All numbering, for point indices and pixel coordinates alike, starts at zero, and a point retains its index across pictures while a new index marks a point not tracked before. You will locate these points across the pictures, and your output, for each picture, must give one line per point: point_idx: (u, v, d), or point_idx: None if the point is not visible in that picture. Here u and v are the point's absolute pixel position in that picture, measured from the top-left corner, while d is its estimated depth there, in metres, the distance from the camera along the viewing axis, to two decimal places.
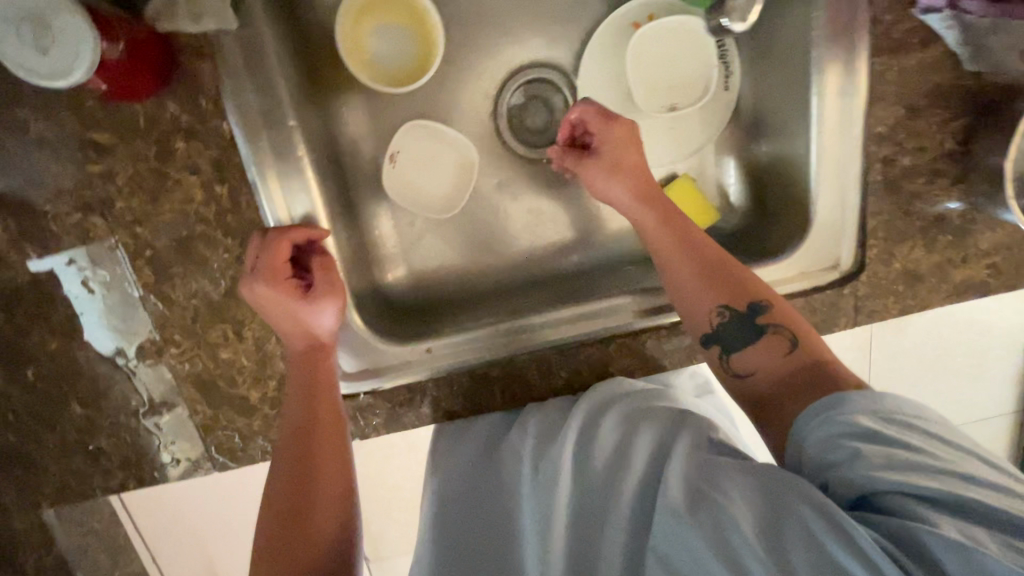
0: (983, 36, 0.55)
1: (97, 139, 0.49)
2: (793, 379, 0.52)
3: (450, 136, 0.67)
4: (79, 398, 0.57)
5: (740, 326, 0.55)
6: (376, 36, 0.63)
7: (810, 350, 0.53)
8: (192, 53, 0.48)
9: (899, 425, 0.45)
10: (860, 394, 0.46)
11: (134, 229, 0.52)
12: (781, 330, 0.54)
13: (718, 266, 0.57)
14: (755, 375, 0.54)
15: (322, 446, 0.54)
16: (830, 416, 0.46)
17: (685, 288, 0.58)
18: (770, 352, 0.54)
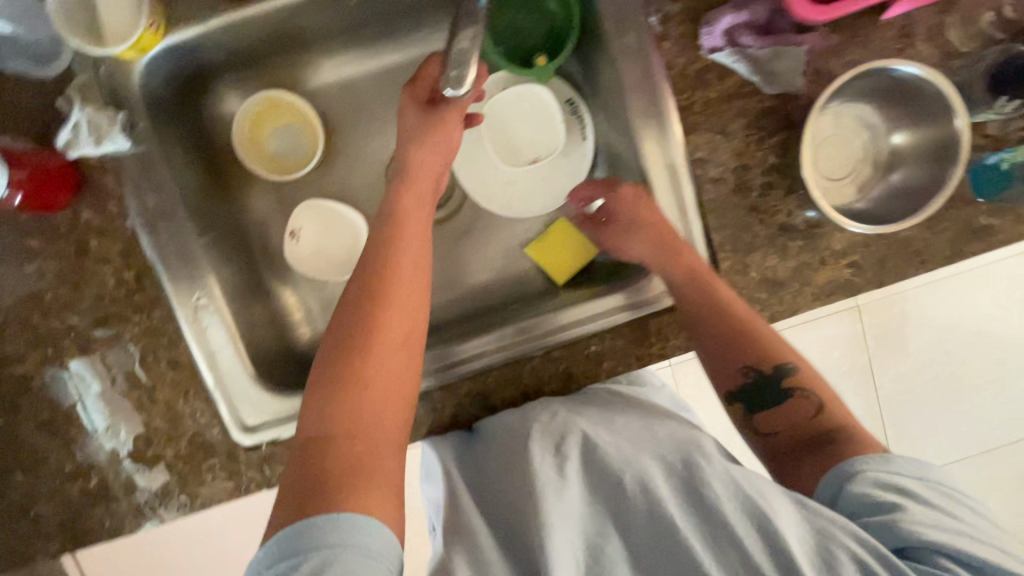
0: (767, 64, 0.62)
1: (30, 245, 0.62)
2: (812, 436, 0.58)
3: (341, 211, 0.76)
4: (22, 468, 0.66)
5: (765, 387, 0.62)
6: (274, 137, 0.75)
7: (831, 415, 0.59)
8: (97, 169, 0.61)
9: (932, 491, 0.51)
10: (886, 463, 0.53)
11: (61, 314, 0.63)
12: (808, 394, 0.60)
13: (740, 332, 0.62)
14: (779, 434, 0.61)
15: (384, 356, 0.53)
16: (867, 478, 0.52)
17: (712, 350, 0.63)
18: (796, 413, 0.60)
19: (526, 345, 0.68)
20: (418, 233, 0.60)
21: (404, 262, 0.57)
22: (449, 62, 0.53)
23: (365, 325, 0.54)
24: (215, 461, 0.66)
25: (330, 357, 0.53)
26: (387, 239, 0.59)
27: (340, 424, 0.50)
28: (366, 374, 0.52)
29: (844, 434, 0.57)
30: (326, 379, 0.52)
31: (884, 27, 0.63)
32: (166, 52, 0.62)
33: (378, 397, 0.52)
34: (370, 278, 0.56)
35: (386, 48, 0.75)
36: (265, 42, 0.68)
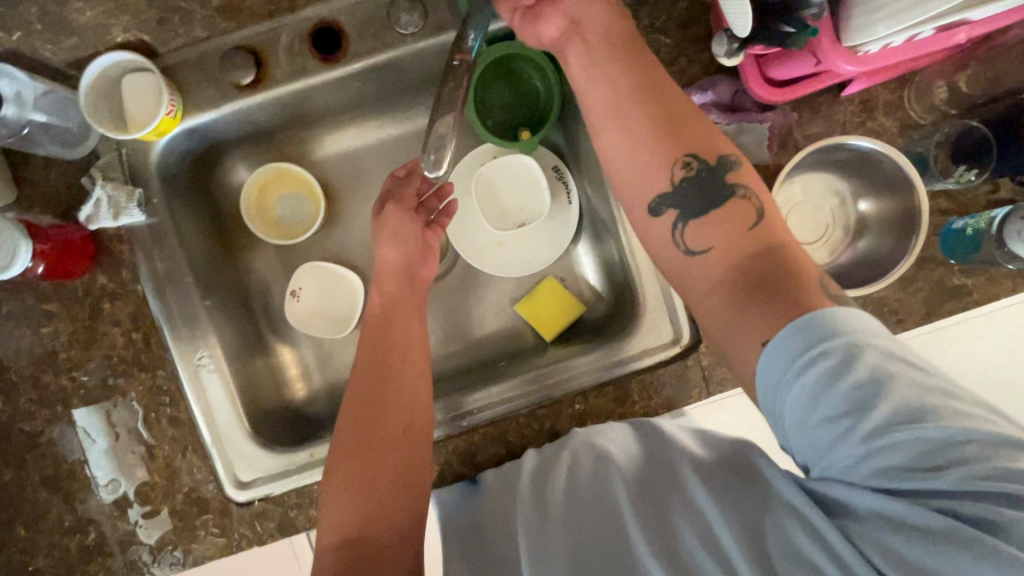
0: (734, 138, 0.66)
1: (48, 309, 0.67)
2: (759, 270, 0.46)
3: (339, 271, 0.81)
4: (23, 523, 0.68)
5: (704, 176, 0.50)
6: (280, 203, 0.80)
7: (772, 227, 0.48)
8: (113, 240, 0.67)
9: (900, 369, 0.39)
10: (835, 316, 0.41)
11: (72, 373, 0.67)
12: (747, 198, 0.49)
13: (680, 116, 0.52)
14: (713, 249, 0.48)
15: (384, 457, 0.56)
16: (802, 357, 0.40)
17: (642, 147, 0.51)
18: (733, 225, 0.48)
19: (509, 407, 0.71)
20: (402, 324, 0.67)
21: (395, 356, 0.63)
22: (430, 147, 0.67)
23: (365, 428, 0.57)
24: (208, 517, 0.68)
25: (341, 452, 0.57)
26: (384, 342, 0.64)
27: (358, 520, 0.53)
28: (373, 470, 0.55)
29: (797, 256, 0.46)
30: (335, 478, 0.56)
31: (844, 102, 0.68)
32: (185, 133, 0.69)
33: (382, 488, 0.55)
34: (365, 379, 0.61)
35: (384, 120, 0.81)
36: (271, 120, 0.75)
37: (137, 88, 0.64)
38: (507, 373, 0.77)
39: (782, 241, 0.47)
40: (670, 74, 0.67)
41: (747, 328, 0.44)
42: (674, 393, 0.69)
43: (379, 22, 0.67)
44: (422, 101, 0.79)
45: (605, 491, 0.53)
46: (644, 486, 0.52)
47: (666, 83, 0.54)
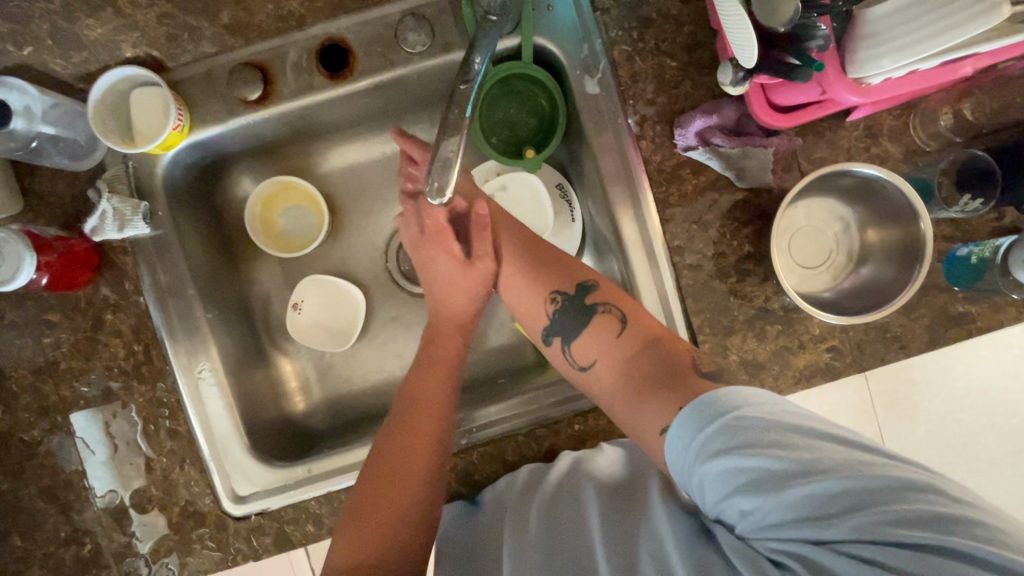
0: (739, 162, 0.66)
1: (50, 318, 0.67)
2: (641, 368, 0.55)
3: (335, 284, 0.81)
4: (19, 532, 0.68)
5: (574, 309, 0.61)
6: (283, 216, 0.81)
7: (634, 329, 0.58)
8: (117, 252, 0.67)
9: (793, 435, 0.43)
10: (732, 399, 0.46)
11: (73, 384, 0.68)
12: (611, 309, 0.59)
13: (539, 257, 0.65)
14: (597, 363, 0.58)
15: (403, 483, 0.60)
16: (702, 433, 0.45)
17: (522, 294, 0.64)
18: (603, 334, 0.58)
19: (506, 426, 0.70)
20: (444, 346, 0.68)
21: (430, 382, 0.65)
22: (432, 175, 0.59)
23: (386, 458, 0.61)
24: (204, 531, 0.68)
25: (368, 473, 0.61)
26: (415, 380, 0.65)
27: (364, 541, 0.57)
28: (392, 501, 0.59)
29: (664, 347, 0.55)
30: (355, 507, 0.59)
31: (848, 128, 0.68)
32: (191, 146, 0.69)
33: (394, 514, 0.58)
34: (391, 418, 0.64)
35: (390, 135, 0.81)
36: (278, 135, 0.75)
37: (145, 102, 0.65)
38: (508, 392, 0.76)
39: (650, 334, 0.57)
40: (675, 98, 0.68)
41: (647, 417, 0.51)
42: None
43: (386, 41, 0.68)
44: (428, 118, 0.80)
45: (574, 519, 0.57)
46: (620, 518, 0.55)
47: (543, 246, 0.66)
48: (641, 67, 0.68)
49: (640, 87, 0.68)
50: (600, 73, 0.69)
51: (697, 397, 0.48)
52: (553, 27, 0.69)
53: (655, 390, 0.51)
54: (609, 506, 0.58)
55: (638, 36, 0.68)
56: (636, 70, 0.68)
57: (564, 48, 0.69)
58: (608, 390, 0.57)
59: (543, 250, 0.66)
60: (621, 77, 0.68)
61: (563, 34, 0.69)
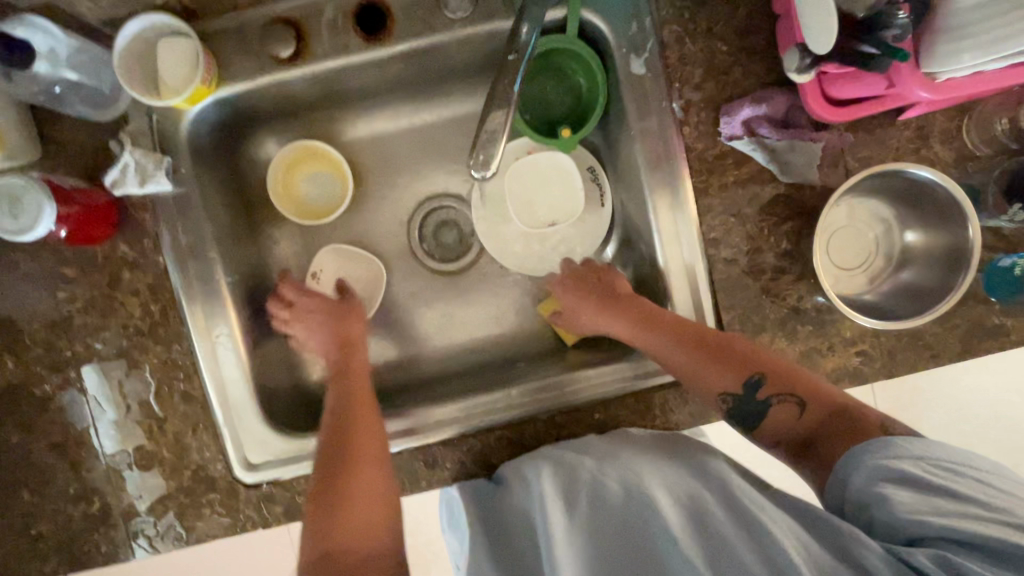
0: (783, 155, 0.64)
1: (66, 272, 0.65)
2: (832, 447, 0.56)
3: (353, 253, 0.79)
4: (28, 486, 0.67)
5: (746, 401, 0.62)
6: (306, 183, 0.78)
7: (815, 408, 0.59)
8: (138, 208, 0.65)
9: (942, 471, 0.49)
10: (915, 442, 0.51)
11: (87, 340, 0.66)
12: (785, 397, 0.60)
13: (715, 347, 0.63)
14: (779, 444, 0.61)
15: (358, 478, 0.62)
16: (868, 460, 0.51)
17: (698, 372, 0.63)
18: (786, 419, 0.60)
19: (525, 410, 0.70)
20: (360, 352, 0.75)
21: (355, 376, 0.71)
22: (478, 147, 0.56)
23: (343, 467, 0.62)
24: (215, 496, 0.67)
25: (321, 470, 0.63)
26: (354, 392, 0.69)
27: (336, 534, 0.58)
28: (347, 514, 0.59)
29: (843, 419, 0.56)
30: (313, 523, 0.60)
31: (900, 127, 0.65)
32: (217, 102, 0.66)
33: (352, 526, 0.59)
34: (338, 427, 0.65)
35: (419, 108, 0.79)
36: (306, 98, 0.72)
37: (172, 52, 0.62)
38: (526, 375, 0.75)
39: (833, 406, 0.58)
40: (724, 84, 0.65)
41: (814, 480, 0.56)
42: (695, 411, 0.67)
43: (428, 6, 0.65)
44: (461, 91, 0.77)
45: (642, 509, 0.54)
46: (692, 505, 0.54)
47: (689, 326, 0.65)
48: (691, 49, 0.65)
49: (688, 71, 0.65)
50: (647, 53, 0.66)
51: (866, 441, 0.53)
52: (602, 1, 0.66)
53: (844, 440, 0.55)
54: (680, 488, 0.56)
55: (690, 16, 0.65)
56: (685, 52, 0.65)
57: (611, 25, 0.66)
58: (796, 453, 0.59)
59: (685, 324, 0.66)
60: (669, 58, 0.65)
61: (612, 10, 0.66)
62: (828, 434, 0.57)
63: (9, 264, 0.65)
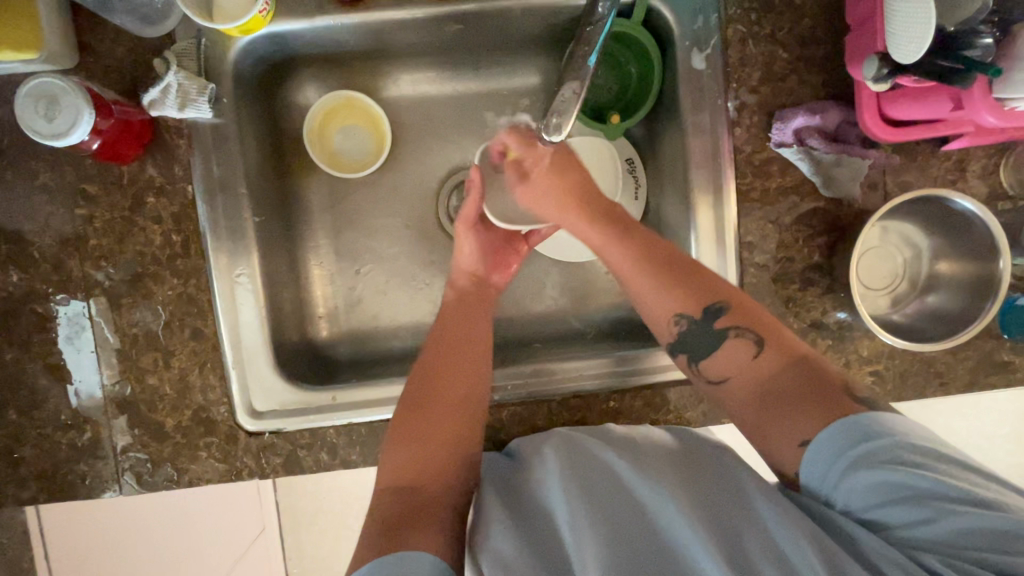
0: (829, 168, 0.65)
1: (87, 189, 0.63)
2: (781, 389, 0.53)
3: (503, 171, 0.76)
4: (16, 407, 0.64)
5: (700, 328, 0.59)
6: (341, 134, 0.76)
7: (773, 350, 0.56)
8: (173, 132, 0.63)
9: (924, 458, 0.46)
10: (881, 420, 0.48)
11: (99, 262, 0.63)
12: (743, 331, 0.57)
13: (682, 269, 0.62)
14: (729, 380, 0.57)
15: (445, 413, 0.62)
16: (847, 452, 0.48)
17: (649, 292, 0.62)
18: (738, 355, 0.57)
19: (542, 390, 0.69)
20: (479, 291, 0.72)
21: (463, 314, 0.70)
22: (552, 110, 0.58)
23: (427, 406, 0.62)
24: (212, 440, 0.65)
25: (411, 395, 0.63)
26: (446, 335, 0.68)
27: (414, 467, 0.59)
28: (428, 453, 0.60)
29: (802, 375, 0.53)
30: (393, 456, 0.60)
31: (941, 156, 0.66)
32: (268, 36, 0.64)
33: (432, 464, 0.59)
34: (431, 367, 0.65)
35: (465, 75, 0.77)
36: (355, 45, 0.71)
37: None
38: (542, 356, 0.74)
39: (790, 360, 0.55)
40: (780, 90, 0.65)
41: (781, 419, 0.52)
42: (710, 410, 0.67)
43: None
44: (512, 64, 0.76)
45: (661, 502, 0.53)
46: (709, 498, 0.53)
47: (641, 235, 0.65)
48: (752, 51, 0.65)
49: (747, 72, 0.65)
50: (709, 50, 0.66)
51: (843, 416, 0.49)
52: None
53: (793, 397, 0.52)
54: (699, 485, 0.55)
55: (756, 19, 0.65)
56: (747, 53, 0.65)
57: (677, 16, 0.66)
58: (739, 409, 0.56)
59: (652, 241, 0.64)
60: (730, 57, 0.65)
61: (679, 1, 0.66)
62: (791, 380, 0.54)
63: (27, 173, 0.62)
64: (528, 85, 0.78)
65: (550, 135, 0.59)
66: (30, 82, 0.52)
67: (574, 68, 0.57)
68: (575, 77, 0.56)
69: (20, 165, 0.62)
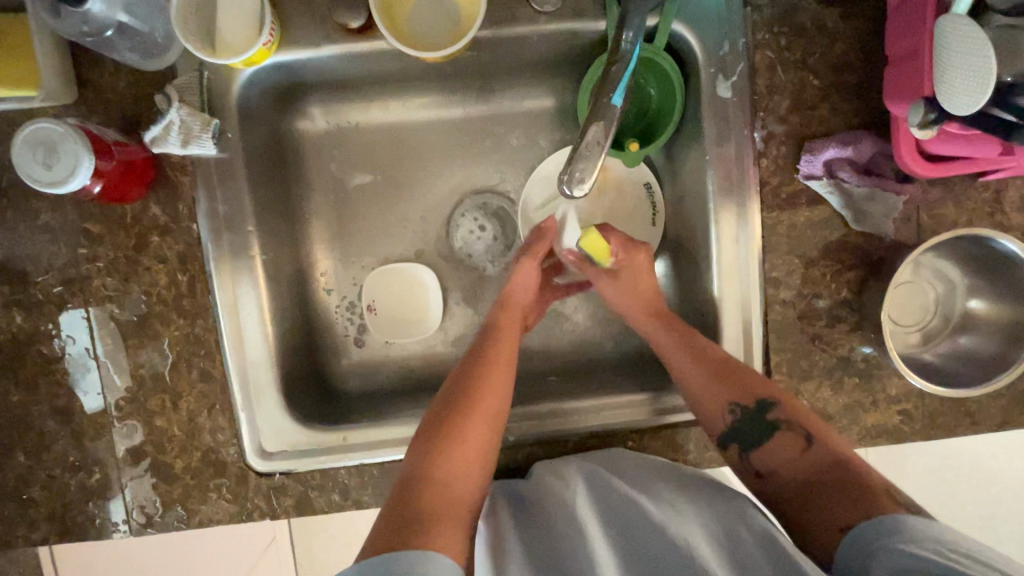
0: (861, 203, 0.62)
1: (90, 229, 0.61)
2: (831, 487, 0.53)
3: (411, 285, 0.75)
4: (24, 449, 0.63)
5: (752, 423, 0.60)
6: (422, 14, 0.62)
7: (825, 449, 0.56)
8: (177, 169, 0.60)
9: (961, 557, 0.42)
10: (916, 519, 0.46)
11: (104, 303, 0.62)
12: (793, 427, 0.58)
13: (729, 364, 0.62)
14: (775, 474, 0.58)
15: (469, 427, 0.59)
16: (878, 535, 0.47)
17: (697, 385, 0.62)
18: (786, 449, 0.58)
19: (558, 429, 0.67)
20: (505, 354, 0.65)
21: (495, 366, 0.64)
22: (574, 161, 0.54)
23: (459, 398, 0.61)
24: (223, 481, 0.64)
25: (426, 433, 0.59)
26: (487, 337, 0.67)
27: (425, 469, 0.56)
28: (453, 457, 0.57)
29: (841, 477, 0.53)
30: (415, 450, 0.58)
31: (979, 188, 0.63)
32: (274, 66, 0.62)
33: (459, 463, 0.57)
34: (475, 364, 0.64)
35: (479, 98, 0.74)
36: (364, 72, 0.68)
37: (234, 6, 0.57)
38: (558, 388, 0.72)
39: (838, 457, 0.55)
40: (810, 120, 0.62)
41: (829, 505, 0.52)
42: None
43: None
44: (527, 88, 0.73)
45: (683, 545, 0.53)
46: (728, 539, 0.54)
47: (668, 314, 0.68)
48: (781, 78, 0.62)
49: (775, 101, 0.62)
50: (735, 76, 0.63)
51: (870, 516, 0.48)
52: (696, 14, 0.63)
53: (844, 493, 0.52)
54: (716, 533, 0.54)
55: (786, 44, 0.62)
56: (776, 80, 0.62)
57: (701, 40, 0.63)
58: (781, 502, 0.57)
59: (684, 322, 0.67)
60: (758, 85, 0.62)
61: (704, 25, 0.63)
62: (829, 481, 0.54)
63: (27, 211, 0.60)
64: (542, 109, 0.75)
65: (573, 189, 0.54)
66: (26, 127, 0.50)
67: (600, 109, 0.53)
68: (602, 119, 0.52)
69: (21, 204, 0.60)
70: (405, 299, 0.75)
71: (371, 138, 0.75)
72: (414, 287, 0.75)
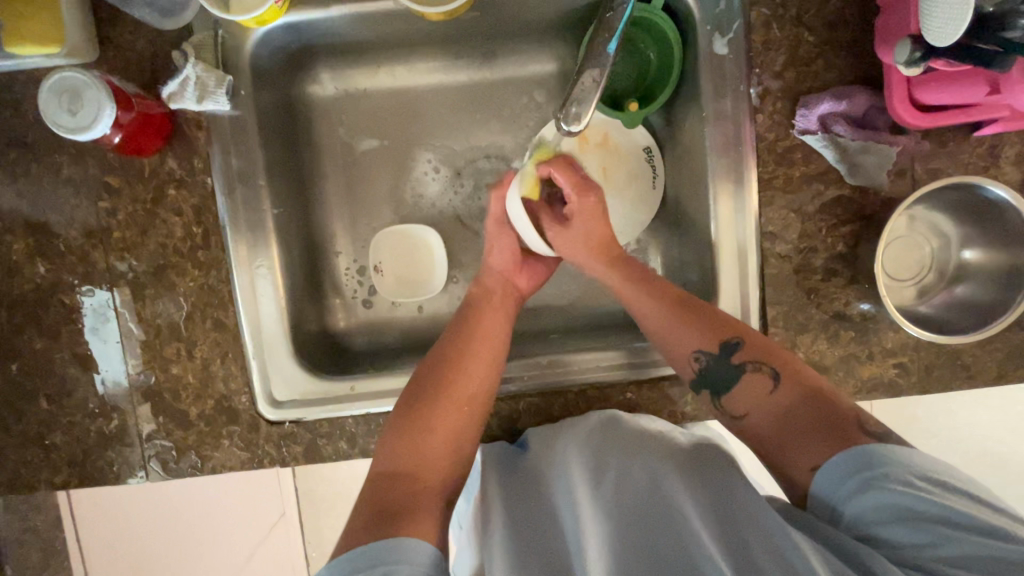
0: (855, 156, 0.63)
1: (110, 183, 0.64)
2: (801, 420, 0.53)
3: (415, 244, 0.78)
4: (47, 395, 0.66)
5: (718, 365, 0.60)
6: None
7: (789, 385, 0.56)
8: (193, 125, 0.63)
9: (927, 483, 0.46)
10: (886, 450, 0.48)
11: (123, 254, 0.64)
12: (760, 366, 0.58)
13: (698, 307, 0.62)
14: (749, 417, 0.57)
15: (443, 414, 0.62)
16: (863, 472, 0.48)
17: (666, 334, 0.63)
18: (755, 390, 0.57)
19: (557, 382, 0.69)
20: (484, 339, 0.67)
21: (474, 352, 0.66)
22: (572, 99, 0.57)
23: (434, 386, 0.63)
24: (235, 429, 0.66)
25: (400, 419, 0.62)
26: (467, 321, 0.69)
27: (403, 457, 0.59)
28: (425, 444, 0.60)
29: (816, 413, 0.53)
30: (390, 435, 0.61)
31: (974, 142, 0.64)
32: (285, 27, 0.64)
33: (430, 449, 0.59)
34: (448, 353, 0.66)
35: (482, 63, 0.76)
36: (369, 36, 0.70)
37: None
38: (558, 345, 0.74)
39: (809, 391, 0.54)
40: (806, 75, 0.63)
41: (802, 439, 0.52)
42: None
43: None
44: (529, 52, 0.75)
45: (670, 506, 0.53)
46: (716, 504, 0.53)
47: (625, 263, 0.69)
48: (777, 34, 0.63)
49: (771, 57, 0.63)
50: (731, 34, 0.64)
51: (847, 447, 0.49)
52: None
53: (823, 433, 0.52)
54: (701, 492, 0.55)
55: (781, 1, 0.63)
56: (771, 37, 0.63)
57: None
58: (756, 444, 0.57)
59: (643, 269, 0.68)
60: (754, 41, 0.63)
61: None
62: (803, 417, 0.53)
63: (51, 165, 0.63)
64: (545, 74, 0.76)
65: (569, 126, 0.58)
66: (53, 77, 0.53)
67: (594, 55, 0.57)
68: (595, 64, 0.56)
69: (45, 158, 0.63)
70: (409, 258, 0.77)
71: (377, 103, 0.77)
72: (417, 246, 0.78)
